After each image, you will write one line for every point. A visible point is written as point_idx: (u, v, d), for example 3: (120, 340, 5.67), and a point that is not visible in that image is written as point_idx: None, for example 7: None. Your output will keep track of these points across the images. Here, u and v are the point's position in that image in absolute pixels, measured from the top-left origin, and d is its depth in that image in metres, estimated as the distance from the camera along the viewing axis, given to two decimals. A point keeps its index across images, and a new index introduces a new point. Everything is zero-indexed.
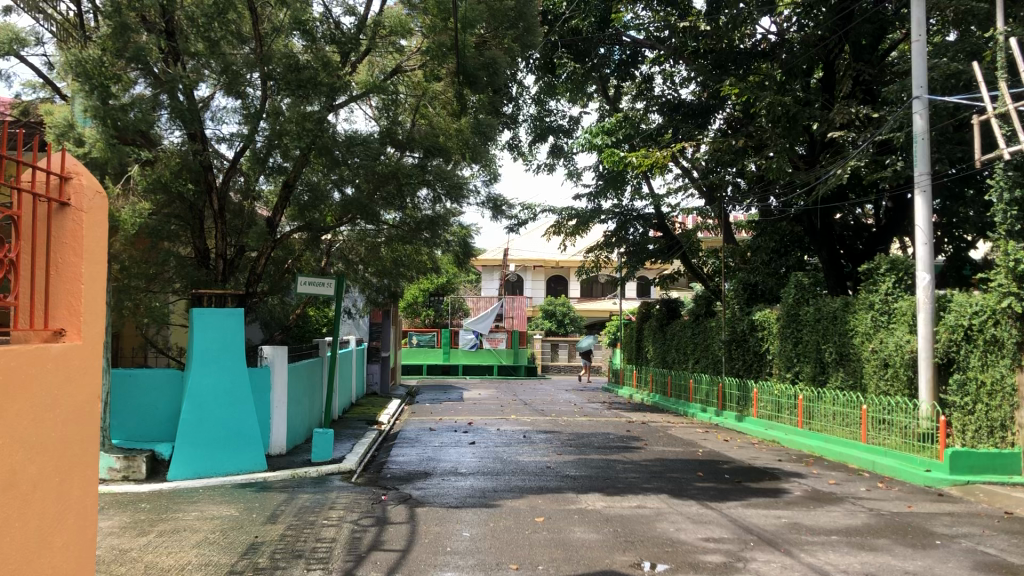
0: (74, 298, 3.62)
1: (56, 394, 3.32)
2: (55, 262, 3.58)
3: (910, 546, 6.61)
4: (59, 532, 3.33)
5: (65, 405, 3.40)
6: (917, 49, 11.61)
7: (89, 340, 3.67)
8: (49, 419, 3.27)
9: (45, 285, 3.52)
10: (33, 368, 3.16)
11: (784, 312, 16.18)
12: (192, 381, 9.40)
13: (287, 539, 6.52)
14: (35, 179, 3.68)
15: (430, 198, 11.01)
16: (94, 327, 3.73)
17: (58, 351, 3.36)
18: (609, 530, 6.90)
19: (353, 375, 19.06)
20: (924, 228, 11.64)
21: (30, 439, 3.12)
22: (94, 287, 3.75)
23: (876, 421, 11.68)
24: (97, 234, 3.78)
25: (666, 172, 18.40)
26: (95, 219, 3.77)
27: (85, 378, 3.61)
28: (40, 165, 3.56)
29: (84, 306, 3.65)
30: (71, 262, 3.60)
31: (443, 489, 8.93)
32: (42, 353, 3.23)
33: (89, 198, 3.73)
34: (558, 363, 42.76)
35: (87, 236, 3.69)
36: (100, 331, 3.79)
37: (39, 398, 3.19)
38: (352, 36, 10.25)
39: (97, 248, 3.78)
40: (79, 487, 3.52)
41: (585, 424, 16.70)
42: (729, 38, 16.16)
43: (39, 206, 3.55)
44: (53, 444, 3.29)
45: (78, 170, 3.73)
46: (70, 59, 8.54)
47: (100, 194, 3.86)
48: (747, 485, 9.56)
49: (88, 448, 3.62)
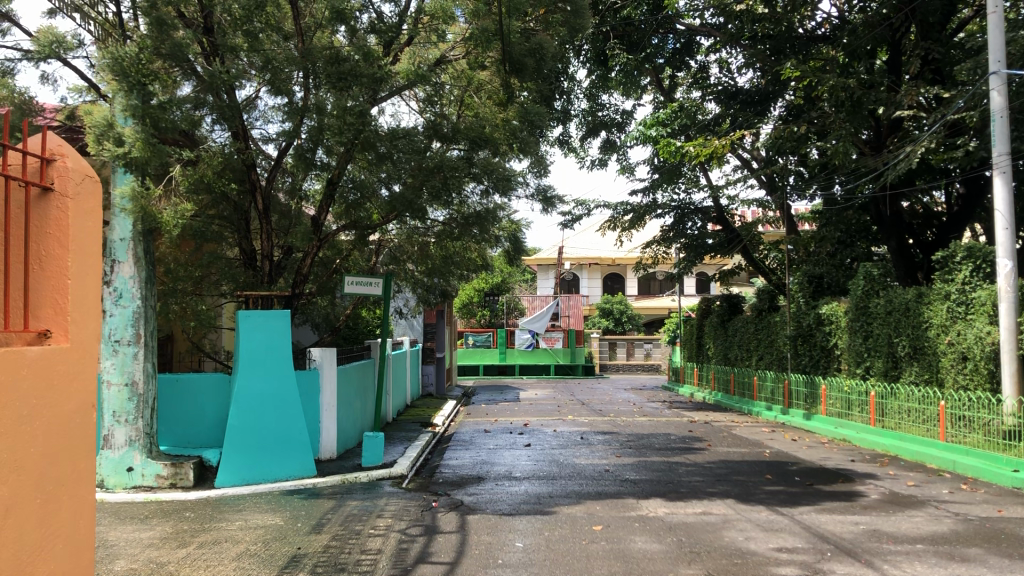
0: (62, 297, 3.30)
1: (34, 405, 2.99)
2: (37, 255, 3.26)
3: (1005, 556, 6.01)
4: (44, 560, 3.01)
5: (46, 415, 3.06)
6: (994, 21, 10.89)
7: (79, 342, 3.34)
8: (28, 435, 2.94)
9: (25, 280, 3.19)
10: (4, 378, 2.82)
11: (853, 305, 15.48)
12: (240, 386, 9.11)
13: (331, 550, 6.20)
14: (15, 165, 3.37)
15: (479, 190, 10.64)
16: (86, 328, 3.40)
17: (39, 354, 3.03)
18: (673, 540, 6.44)
19: (407, 377, 18.87)
20: (1004, 211, 10.91)
21: (2, 457, 2.79)
22: (84, 284, 3.41)
23: (955, 417, 11.04)
24: (88, 223, 3.45)
25: (724, 163, 17.80)
26: (84, 207, 3.44)
27: (75, 386, 3.28)
28: (20, 146, 3.24)
29: (71, 305, 3.32)
30: (56, 255, 3.29)
31: (496, 495, 8.53)
32: (17, 358, 2.89)
33: (77, 182, 3.41)
34: (617, 361, 42.15)
35: (75, 225, 3.37)
36: (93, 333, 3.47)
37: (13, 411, 2.86)
38: (394, 25, 9.95)
39: (89, 239, 3.45)
40: (69, 506, 3.20)
41: (645, 424, 16.17)
42: (789, 20, 15.62)
43: (17, 191, 3.24)
44: (32, 466, 2.96)
45: (63, 152, 3.41)
46: (107, 59, 8.26)
47: (94, 180, 3.54)
48: (819, 488, 8.97)
49: (81, 464, 3.31)
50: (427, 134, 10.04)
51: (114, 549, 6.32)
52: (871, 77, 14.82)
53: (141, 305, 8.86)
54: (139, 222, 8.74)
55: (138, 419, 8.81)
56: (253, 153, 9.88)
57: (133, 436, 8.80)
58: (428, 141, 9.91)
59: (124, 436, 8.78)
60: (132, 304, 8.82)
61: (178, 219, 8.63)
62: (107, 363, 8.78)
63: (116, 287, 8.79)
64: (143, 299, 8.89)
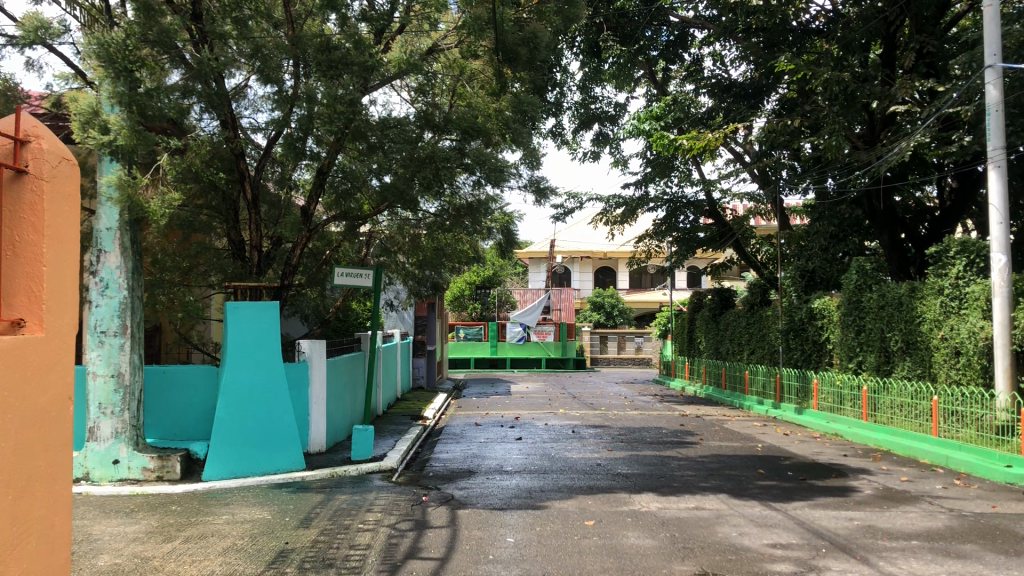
0: (36, 285, 3.18)
1: (5, 396, 2.87)
2: (11, 240, 3.15)
3: (1001, 553, 5.95)
4: (14, 559, 2.90)
5: (19, 408, 2.95)
6: (989, 14, 10.82)
7: (55, 333, 3.23)
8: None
9: None
10: None
11: (846, 299, 15.45)
12: (228, 378, 8.99)
13: (319, 545, 6.10)
14: None
15: (471, 181, 10.45)
16: (62, 318, 3.29)
17: (11, 342, 2.91)
18: (666, 535, 6.36)
19: (397, 370, 18.78)
20: (998, 205, 10.85)
21: None
22: (61, 271, 3.30)
23: (947, 413, 11.01)
24: (64, 209, 3.34)
25: (717, 156, 17.71)
26: (61, 191, 3.32)
27: (51, 377, 3.17)
28: None
29: (46, 292, 3.20)
30: (30, 240, 3.17)
31: (487, 489, 8.44)
32: None
33: (53, 165, 3.28)
34: (607, 355, 42.04)
35: (51, 210, 3.26)
36: (69, 322, 3.35)
37: None
38: (385, 13, 9.81)
39: (66, 224, 3.33)
40: (42, 503, 3.09)
41: (637, 417, 16.09)
42: (783, 13, 15.52)
43: None
44: (2, 460, 2.85)
45: (37, 133, 3.29)
46: (92, 43, 8.10)
47: (71, 163, 3.42)
48: (813, 483, 8.91)
49: (57, 458, 3.20)
50: (419, 123, 9.93)
51: (97, 544, 6.20)
52: (866, 71, 14.75)
53: (127, 296, 8.74)
54: (126, 211, 8.59)
55: (124, 411, 8.68)
56: (242, 141, 9.74)
57: (119, 429, 8.68)
58: (419, 131, 9.80)
59: (110, 428, 8.66)
60: (119, 294, 8.69)
61: (165, 208, 8.46)
62: (92, 354, 8.65)
63: (102, 277, 8.66)
64: (129, 290, 8.76)
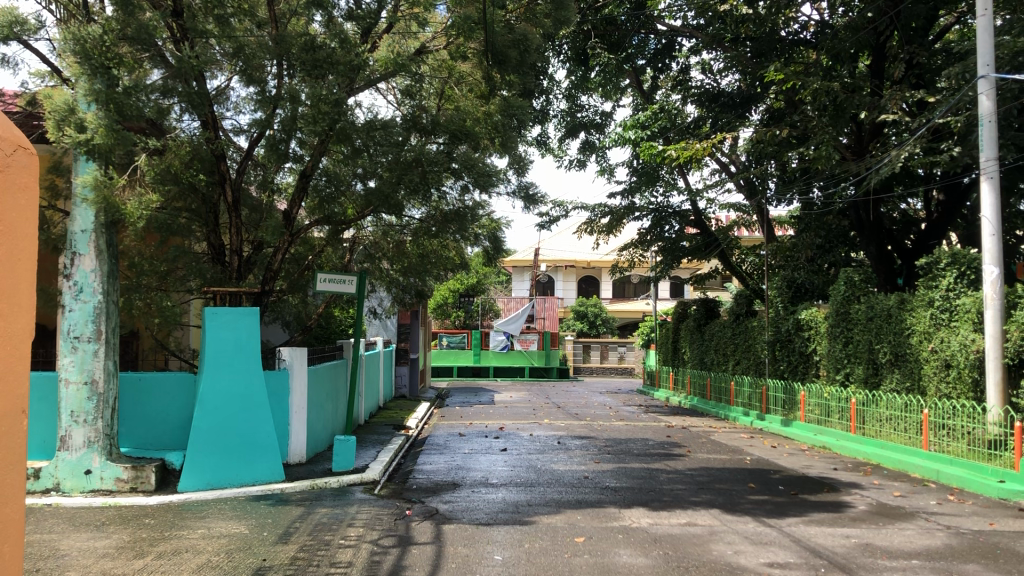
0: None
1: None
2: None
3: (1002, 572, 5.76)
4: None
5: None
6: (982, 24, 10.73)
7: (7, 340, 2.71)
8: None
9: None
10: None
11: (834, 310, 15.30)
12: (206, 385, 8.75)
13: (298, 563, 5.83)
14: None
15: (457, 187, 10.26)
16: (16, 323, 2.76)
17: None
18: (659, 554, 6.13)
19: (380, 378, 18.50)
20: (991, 218, 10.70)
21: None
22: (14, 272, 2.76)
23: (937, 427, 10.86)
24: (21, 204, 2.82)
25: (703, 165, 17.58)
26: (16, 184, 2.80)
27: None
28: None
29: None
30: None
31: (472, 503, 8.18)
32: None
33: (6, 153, 2.77)
34: (591, 364, 41.86)
35: (4, 203, 2.75)
36: (26, 330, 2.82)
37: None
38: (372, 11, 9.61)
39: (21, 221, 2.81)
40: None
41: (623, 429, 15.84)
42: (771, 22, 15.22)
43: None
44: None
45: None
46: (67, 38, 7.82)
47: (30, 154, 2.91)
48: (805, 498, 8.72)
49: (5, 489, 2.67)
50: (405, 126, 9.71)
51: (64, 560, 5.91)
52: (854, 81, 14.71)
53: (102, 300, 8.44)
54: (101, 212, 8.34)
55: (98, 419, 8.38)
56: (222, 143, 9.46)
57: (92, 438, 8.36)
58: (405, 133, 9.56)
59: (83, 437, 8.34)
60: (93, 299, 8.40)
61: (142, 210, 8.26)
62: (65, 360, 8.36)
63: (76, 281, 8.37)
64: (104, 294, 8.47)
